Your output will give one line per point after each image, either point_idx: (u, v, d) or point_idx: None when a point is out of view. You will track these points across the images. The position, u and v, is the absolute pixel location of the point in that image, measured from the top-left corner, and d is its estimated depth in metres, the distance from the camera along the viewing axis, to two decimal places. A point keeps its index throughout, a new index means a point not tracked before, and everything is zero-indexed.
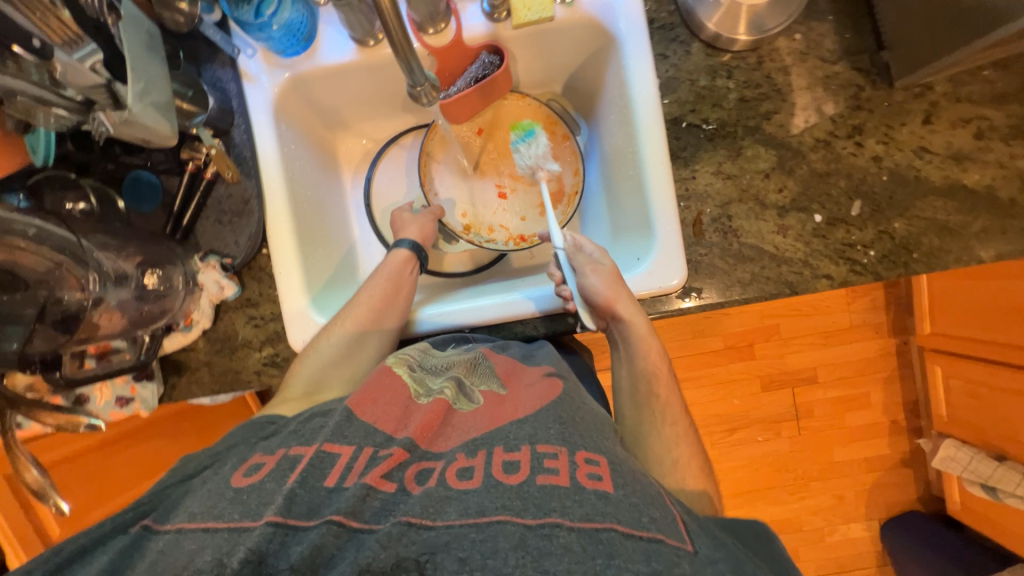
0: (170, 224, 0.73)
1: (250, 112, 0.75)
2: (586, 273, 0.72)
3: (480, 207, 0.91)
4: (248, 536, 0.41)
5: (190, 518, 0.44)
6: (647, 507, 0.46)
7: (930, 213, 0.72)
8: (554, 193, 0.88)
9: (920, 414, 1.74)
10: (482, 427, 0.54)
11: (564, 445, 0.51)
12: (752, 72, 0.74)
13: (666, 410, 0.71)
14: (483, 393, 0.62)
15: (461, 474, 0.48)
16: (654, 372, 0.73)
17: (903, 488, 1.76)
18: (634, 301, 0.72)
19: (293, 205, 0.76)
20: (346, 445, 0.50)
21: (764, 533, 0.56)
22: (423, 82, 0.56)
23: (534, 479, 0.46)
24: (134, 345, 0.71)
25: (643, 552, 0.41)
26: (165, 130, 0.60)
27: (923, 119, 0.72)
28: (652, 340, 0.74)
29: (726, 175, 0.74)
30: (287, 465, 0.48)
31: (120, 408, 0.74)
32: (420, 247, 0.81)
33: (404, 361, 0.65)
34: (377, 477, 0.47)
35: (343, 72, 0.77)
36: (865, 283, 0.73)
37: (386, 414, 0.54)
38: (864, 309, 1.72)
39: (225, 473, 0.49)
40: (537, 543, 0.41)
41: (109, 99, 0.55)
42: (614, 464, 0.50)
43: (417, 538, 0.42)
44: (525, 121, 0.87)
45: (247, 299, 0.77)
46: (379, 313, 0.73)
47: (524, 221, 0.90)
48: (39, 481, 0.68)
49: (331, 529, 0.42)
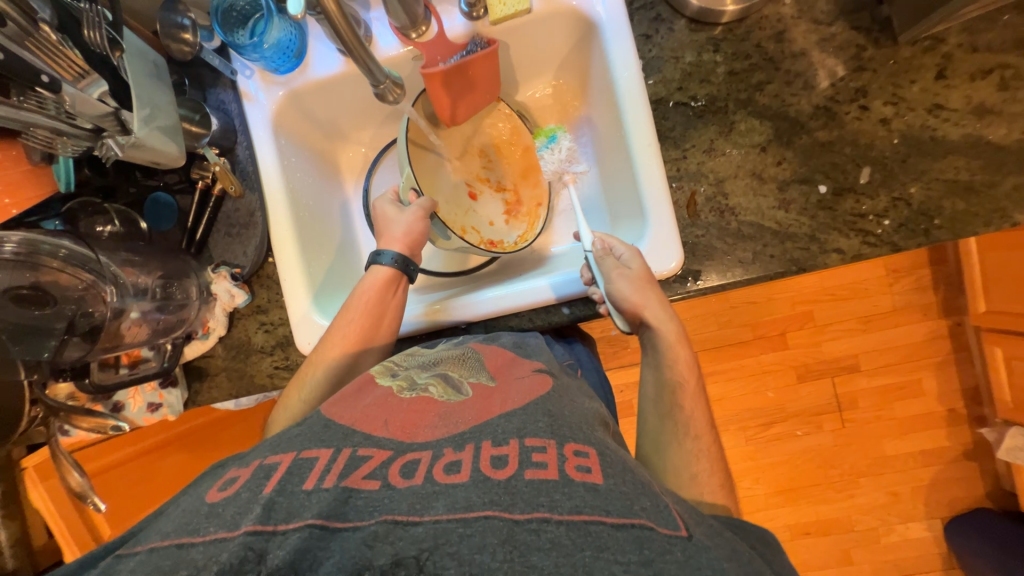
0: (185, 239, 0.78)
1: (251, 129, 0.79)
2: (618, 280, 0.68)
3: (451, 207, 0.86)
4: (224, 549, 0.38)
5: (162, 537, 0.41)
6: (637, 497, 0.43)
7: (951, 173, 0.66)
8: (512, 203, 0.89)
9: (982, 402, 1.59)
10: (468, 421, 0.52)
11: (553, 437, 0.49)
12: (741, 43, 0.71)
13: (690, 422, 0.65)
14: (472, 384, 0.62)
15: (448, 468, 0.45)
16: (679, 384, 0.68)
17: (966, 483, 1.61)
18: (664, 306, 0.69)
19: (294, 215, 0.80)
20: (323, 449, 0.48)
21: (770, 543, 0.52)
22: (384, 80, 0.58)
23: (521, 474, 0.44)
24: (158, 353, 0.76)
25: (634, 540, 0.39)
26: (172, 151, 0.67)
27: (936, 74, 0.67)
28: (681, 349, 0.70)
29: (719, 151, 0.71)
30: (263, 474, 0.45)
31: (151, 413, 0.79)
32: (408, 262, 0.75)
33: (387, 370, 0.65)
34: (359, 478, 0.44)
35: (334, 84, 0.80)
36: (881, 255, 0.68)
37: (366, 417, 0.53)
38: (908, 289, 1.59)
39: (200, 491, 0.46)
40: (526, 538, 0.38)
41: (117, 126, 0.61)
42: (603, 454, 0.48)
43: (404, 535, 0.39)
44: (548, 126, 0.90)
45: (258, 306, 0.81)
46: (364, 343, 0.71)
47: (491, 226, 0.88)
48: (82, 483, 0.74)
49: (313, 533, 0.39)
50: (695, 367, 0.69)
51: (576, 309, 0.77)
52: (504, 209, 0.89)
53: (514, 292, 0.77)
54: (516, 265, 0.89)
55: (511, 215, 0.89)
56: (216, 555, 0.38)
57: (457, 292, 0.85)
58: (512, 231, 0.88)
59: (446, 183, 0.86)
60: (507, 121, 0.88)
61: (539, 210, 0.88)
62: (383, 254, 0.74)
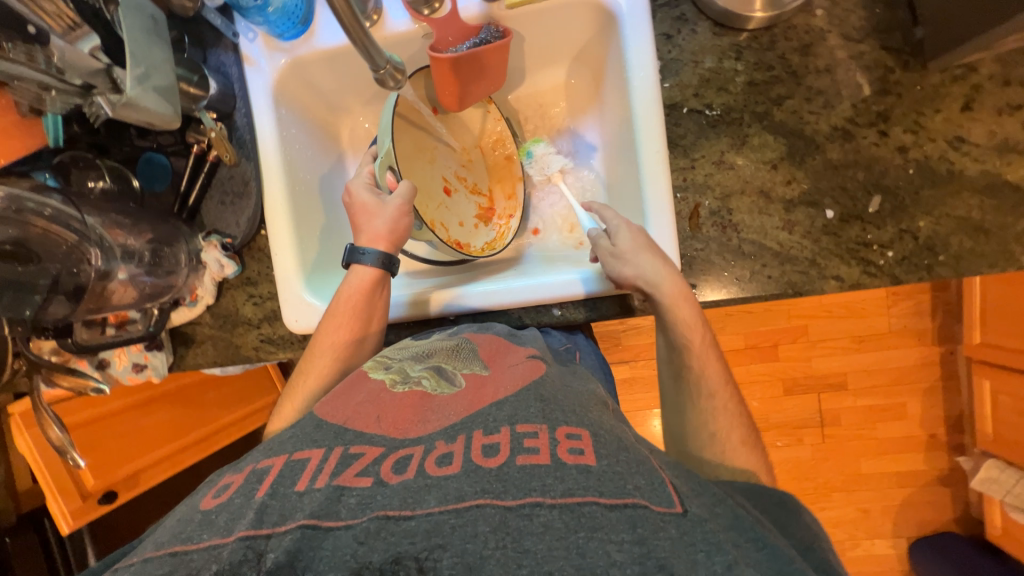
0: (177, 204, 0.77)
1: (251, 96, 0.77)
2: (606, 262, 0.67)
3: (427, 199, 0.81)
4: (218, 554, 0.38)
5: (156, 547, 0.40)
6: (630, 475, 0.42)
7: (962, 211, 0.64)
8: (483, 210, 0.88)
9: (964, 430, 1.60)
10: (460, 413, 0.50)
11: (544, 423, 0.47)
12: (765, 53, 0.69)
13: (702, 381, 0.65)
14: (466, 375, 0.59)
15: (440, 461, 0.44)
16: (684, 345, 0.66)
17: (935, 507, 1.64)
18: (657, 263, 0.65)
19: (289, 188, 0.78)
20: (316, 449, 0.47)
21: (790, 505, 0.50)
22: (384, 65, 0.55)
23: (513, 461, 0.42)
24: (144, 317, 0.76)
25: (626, 520, 0.37)
26: (168, 113, 0.64)
27: (962, 105, 0.64)
28: (685, 304, 0.65)
29: (729, 165, 0.69)
30: (256, 478, 0.44)
31: (136, 373, 0.79)
32: (391, 259, 0.72)
33: (379, 365, 0.64)
34: (351, 476, 0.43)
35: (339, 56, 0.78)
36: (880, 287, 0.67)
37: (357, 414, 0.51)
38: (904, 313, 1.58)
39: (194, 499, 0.45)
40: (519, 523, 0.37)
41: (111, 84, 0.59)
42: (597, 435, 0.46)
43: (397, 529, 0.38)
44: (524, 144, 0.91)
45: (247, 277, 0.81)
46: (354, 347, 0.70)
47: (460, 227, 0.85)
48: (61, 438, 0.75)
49: (305, 534, 0.38)
50: (704, 321, 0.66)
51: (567, 311, 0.77)
52: (475, 213, 0.88)
53: (510, 291, 0.75)
54: (510, 263, 0.88)
55: (482, 220, 0.87)
56: (215, 556, 0.38)
57: (450, 283, 0.84)
58: (479, 236, 0.86)
59: (423, 173, 0.81)
60: (496, 126, 0.87)
61: (511, 220, 0.87)
62: (367, 252, 0.71)
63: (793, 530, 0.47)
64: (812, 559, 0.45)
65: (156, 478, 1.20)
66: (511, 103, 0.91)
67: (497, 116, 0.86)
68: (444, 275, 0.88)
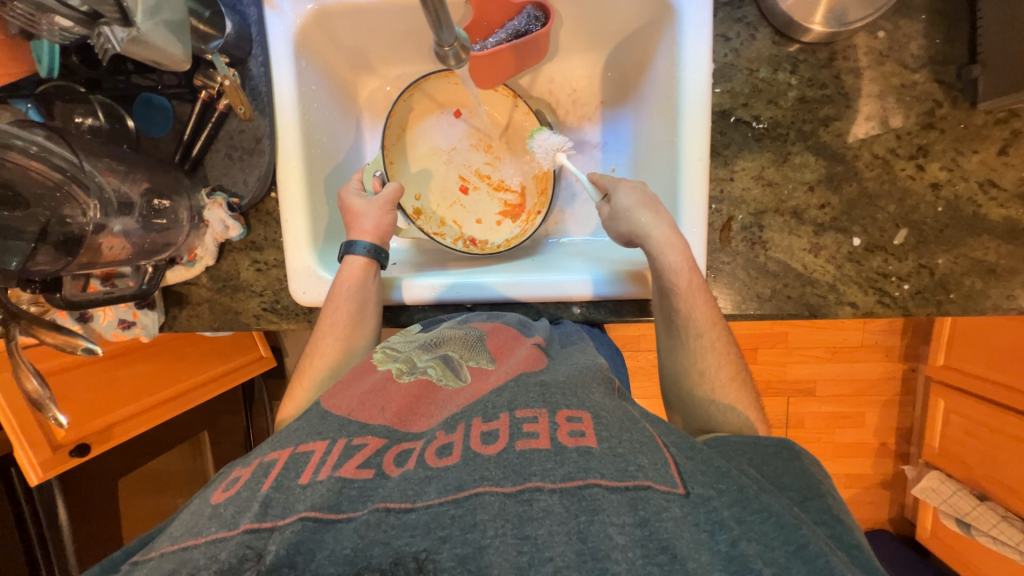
0: (179, 152, 0.72)
1: (270, 43, 0.70)
2: (606, 224, 0.70)
3: (434, 196, 0.87)
4: (221, 550, 0.36)
5: (171, 542, 0.38)
6: (634, 455, 0.41)
7: (979, 253, 0.66)
8: (512, 207, 0.87)
9: (911, 442, 1.72)
10: (461, 404, 0.49)
11: (544, 407, 0.45)
12: (820, 69, 0.67)
13: (689, 323, 0.64)
14: (472, 369, 0.56)
15: (440, 452, 0.42)
16: (671, 290, 0.64)
17: (876, 507, 1.79)
18: (651, 211, 0.65)
19: (307, 151, 0.73)
20: (319, 441, 0.45)
21: None
22: (451, 42, 0.55)
23: (512, 445, 0.41)
24: (138, 273, 0.71)
25: (628, 502, 0.37)
26: (178, 52, 0.57)
27: (999, 149, 0.65)
28: (676, 249, 0.64)
29: (766, 181, 0.69)
30: (262, 472, 0.42)
31: (122, 330, 0.75)
32: (380, 249, 0.72)
33: (388, 356, 0.61)
34: (353, 468, 0.41)
35: (372, 11, 0.71)
36: (891, 317, 0.69)
37: (363, 406, 0.49)
38: (880, 330, 1.64)
39: (206, 494, 0.44)
40: (518, 510, 0.36)
41: (117, 13, 0.52)
42: (597, 417, 0.44)
43: (398, 523, 0.36)
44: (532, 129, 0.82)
45: (252, 241, 0.76)
46: (351, 334, 0.68)
47: (478, 224, 0.87)
48: (39, 391, 0.69)
49: (306, 527, 0.36)
50: (692, 265, 0.64)
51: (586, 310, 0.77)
52: (499, 209, 0.87)
53: (528, 282, 0.73)
54: (526, 251, 0.86)
55: (507, 216, 0.87)
56: (215, 554, 0.36)
57: (453, 264, 0.82)
58: (500, 234, 0.87)
59: (438, 172, 0.87)
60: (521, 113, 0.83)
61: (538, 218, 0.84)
62: (356, 246, 0.71)
63: (813, 478, 0.48)
64: (812, 510, 0.45)
65: (133, 432, 1.14)
66: (539, 88, 0.88)
67: (525, 110, 0.83)
68: (445, 257, 0.85)
